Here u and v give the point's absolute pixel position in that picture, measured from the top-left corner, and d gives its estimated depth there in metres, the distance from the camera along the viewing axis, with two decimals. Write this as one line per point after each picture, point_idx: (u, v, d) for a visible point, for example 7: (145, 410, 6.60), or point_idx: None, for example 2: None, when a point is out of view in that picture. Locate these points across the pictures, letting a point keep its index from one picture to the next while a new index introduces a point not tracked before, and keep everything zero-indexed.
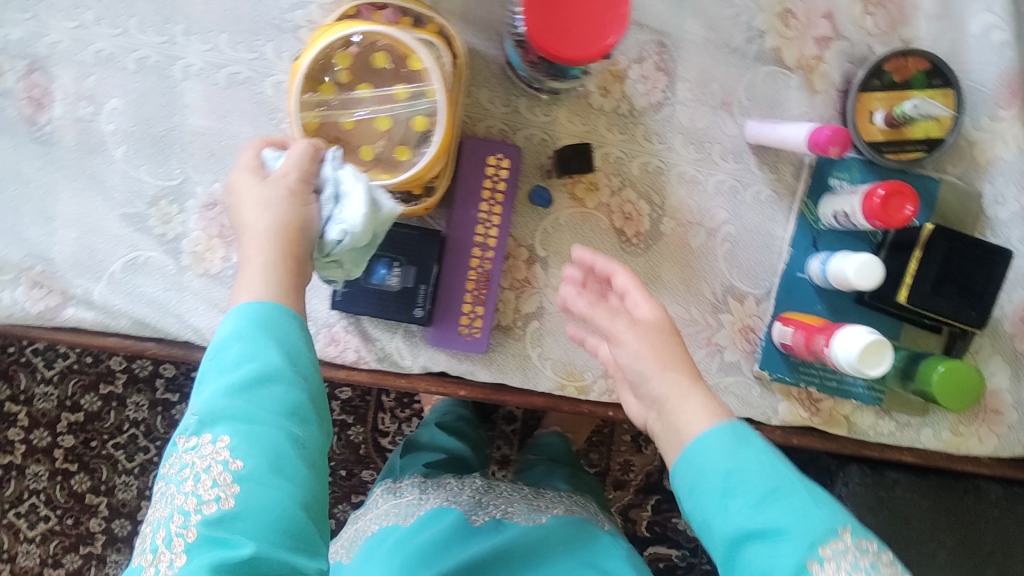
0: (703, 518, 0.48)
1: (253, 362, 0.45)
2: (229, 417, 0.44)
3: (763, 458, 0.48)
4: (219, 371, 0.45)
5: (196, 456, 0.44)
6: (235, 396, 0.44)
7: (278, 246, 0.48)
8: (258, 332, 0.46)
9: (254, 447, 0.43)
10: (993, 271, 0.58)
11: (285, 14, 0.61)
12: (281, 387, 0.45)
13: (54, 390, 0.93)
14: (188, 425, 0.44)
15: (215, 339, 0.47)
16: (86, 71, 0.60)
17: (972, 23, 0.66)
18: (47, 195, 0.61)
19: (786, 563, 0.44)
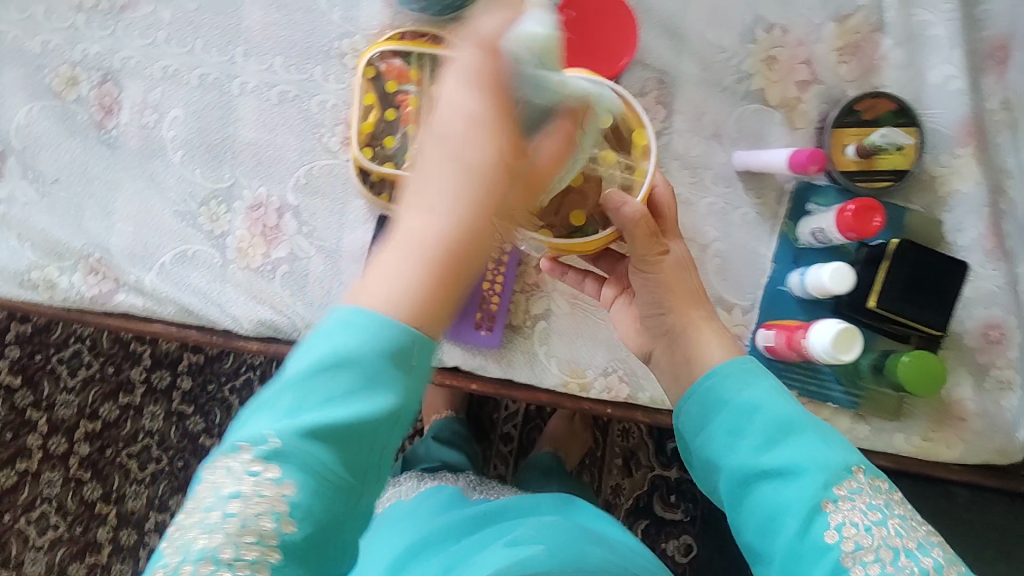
0: (717, 453, 0.56)
1: (365, 398, 0.42)
2: (307, 460, 0.41)
3: (770, 390, 0.56)
4: (321, 397, 0.42)
5: (254, 487, 0.40)
6: (315, 439, 0.41)
7: (482, 223, 0.44)
8: (378, 372, 0.42)
9: (315, 500, 0.41)
10: (952, 279, 0.66)
11: (334, 42, 0.69)
12: (372, 435, 0.42)
13: (76, 398, 0.98)
14: (260, 445, 0.41)
15: (323, 359, 0.42)
16: (154, 84, 0.68)
17: (932, 74, 0.74)
18: (109, 191, 0.68)
19: (804, 495, 0.51)
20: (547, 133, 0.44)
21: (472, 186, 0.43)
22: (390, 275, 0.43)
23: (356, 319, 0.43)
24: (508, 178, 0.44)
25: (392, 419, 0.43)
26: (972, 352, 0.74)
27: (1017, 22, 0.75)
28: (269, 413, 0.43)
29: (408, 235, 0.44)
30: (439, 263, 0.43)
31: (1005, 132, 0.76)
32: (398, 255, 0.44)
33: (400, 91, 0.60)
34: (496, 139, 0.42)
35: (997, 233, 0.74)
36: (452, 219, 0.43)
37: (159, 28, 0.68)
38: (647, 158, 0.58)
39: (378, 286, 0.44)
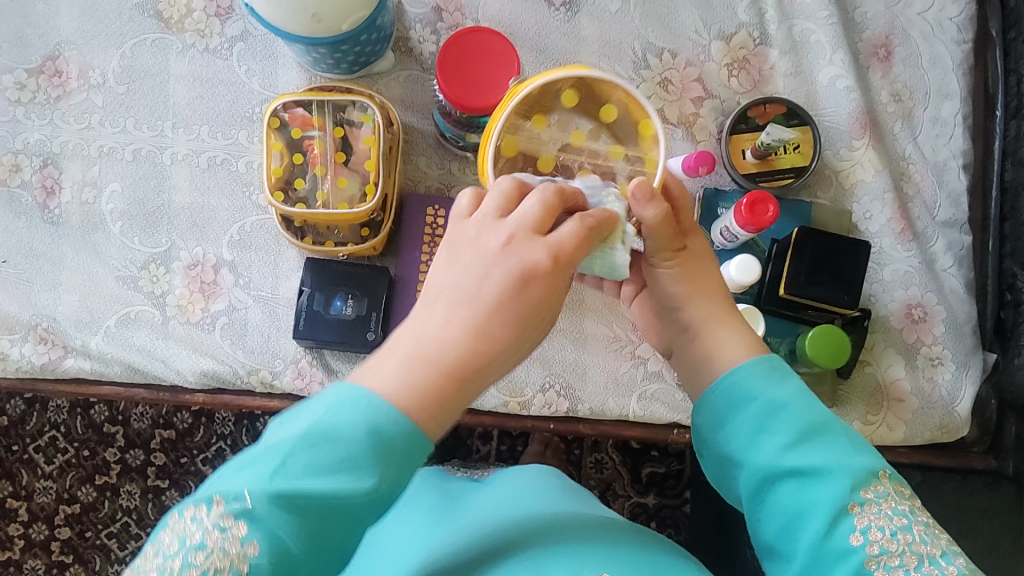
0: (739, 453, 0.54)
1: (346, 477, 0.43)
2: (275, 526, 0.43)
3: (796, 391, 0.53)
4: (303, 468, 0.43)
5: (220, 542, 0.42)
6: (286, 507, 0.43)
7: (474, 299, 0.46)
8: (358, 454, 0.43)
9: (283, 565, 0.43)
10: (857, 260, 0.70)
11: (255, 107, 0.74)
12: (347, 513, 0.43)
13: (53, 484, 1.00)
14: (235, 507, 0.43)
15: (311, 430, 0.44)
16: (91, 163, 0.73)
17: (822, 76, 0.79)
18: (55, 265, 0.72)
19: (823, 500, 0.50)
20: (566, 227, 0.46)
21: (486, 288, 0.46)
22: (397, 363, 0.46)
23: (354, 395, 0.45)
24: (537, 279, 0.46)
25: (372, 501, 0.44)
26: (898, 333, 0.76)
27: (893, 22, 0.80)
28: (250, 470, 0.44)
29: (423, 335, 0.47)
30: (451, 365, 0.46)
31: (898, 121, 0.80)
32: (405, 348, 0.47)
33: (305, 137, 0.66)
34: (508, 253, 0.46)
35: (904, 216, 0.78)
36: (465, 320, 0.46)
37: (93, 112, 0.74)
38: (659, 139, 0.52)
39: (380, 369, 0.46)
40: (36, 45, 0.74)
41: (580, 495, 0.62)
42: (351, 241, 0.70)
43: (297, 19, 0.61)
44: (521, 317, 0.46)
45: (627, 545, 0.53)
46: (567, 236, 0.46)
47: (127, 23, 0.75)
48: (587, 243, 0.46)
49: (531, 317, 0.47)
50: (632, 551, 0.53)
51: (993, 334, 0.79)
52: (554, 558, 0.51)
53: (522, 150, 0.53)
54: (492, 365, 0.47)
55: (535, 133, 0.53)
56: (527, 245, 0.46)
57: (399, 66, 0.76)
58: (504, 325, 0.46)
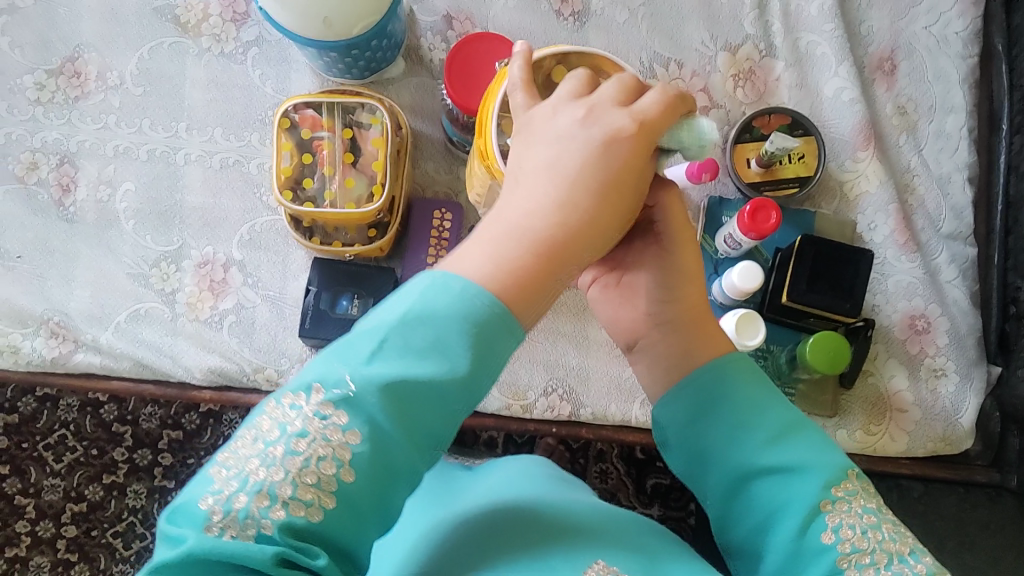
0: (717, 447, 0.53)
1: (440, 362, 0.43)
2: (375, 413, 0.43)
3: (769, 391, 0.54)
4: (400, 350, 0.43)
5: (320, 430, 0.42)
6: (388, 391, 0.43)
7: (568, 178, 0.46)
8: (451, 336, 0.43)
9: (383, 450, 0.43)
10: (857, 268, 0.71)
11: (268, 111, 0.76)
12: (440, 397, 0.43)
13: (61, 482, 1.01)
14: (336, 390, 0.43)
15: (408, 314, 0.44)
16: (107, 162, 0.75)
17: (827, 88, 0.80)
18: (69, 261, 0.74)
19: (800, 497, 0.50)
20: (649, 95, 0.45)
21: (573, 158, 0.46)
22: (489, 249, 0.46)
23: (450, 280, 0.45)
24: (623, 146, 0.45)
25: (462, 387, 0.44)
26: (900, 343, 0.77)
27: (898, 37, 0.81)
28: (345, 356, 0.44)
29: (517, 217, 0.46)
30: (546, 251, 0.46)
31: (902, 134, 0.80)
32: (498, 228, 0.46)
33: (315, 138, 0.67)
34: (588, 119, 0.46)
35: (907, 227, 0.78)
36: (556, 193, 0.46)
37: (110, 113, 0.75)
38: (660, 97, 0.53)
39: (471, 254, 0.46)
40: (58, 47, 0.76)
41: (573, 485, 0.62)
42: (358, 242, 0.71)
43: (309, 23, 0.62)
44: (610, 190, 0.46)
45: (629, 537, 0.54)
46: (648, 104, 0.45)
47: (146, 27, 0.77)
48: (670, 113, 0.45)
49: (622, 196, 0.46)
50: (636, 543, 0.53)
51: (997, 347, 0.79)
52: (552, 547, 0.51)
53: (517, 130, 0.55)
54: (584, 250, 0.47)
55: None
56: (606, 115, 0.46)
57: (409, 73, 0.77)
58: (595, 199, 0.46)
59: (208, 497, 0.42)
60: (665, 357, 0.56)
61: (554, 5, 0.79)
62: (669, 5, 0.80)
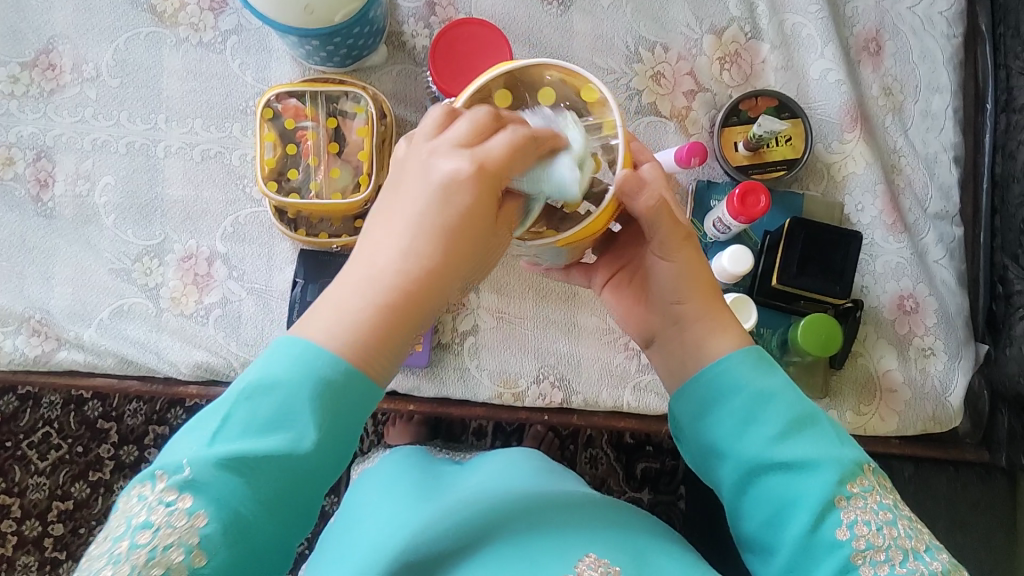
0: (725, 441, 0.53)
1: (287, 434, 0.42)
2: (219, 492, 0.41)
3: (781, 382, 0.54)
4: (242, 426, 0.42)
5: (165, 517, 0.40)
6: (228, 469, 0.41)
7: (427, 225, 0.43)
8: (295, 405, 0.42)
9: (234, 529, 0.41)
10: (848, 251, 0.71)
11: (249, 101, 0.74)
12: (294, 468, 0.42)
13: (46, 481, 1.00)
14: (176, 472, 0.41)
15: (248, 387, 0.43)
16: (85, 156, 0.74)
17: (813, 70, 0.79)
18: (49, 257, 0.73)
19: (812, 494, 0.50)
20: (497, 139, 0.42)
21: (420, 207, 0.43)
22: (337, 312, 0.44)
23: (292, 346, 0.43)
24: (465, 189, 0.42)
25: (320, 453, 0.43)
26: (890, 324, 0.77)
27: (883, 17, 0.80)
28: (190, 439, 0.43)
29: (383, 266, 0.44)
30: (404, 301, 0.44)
31: (888, 115, 0.80)
32: (365, 279, 0.44)
33: (298, 128, 0.66)
34: (441, 160, 0.42)
35: (895, 208, 0.78)
36: (415, 242, 0.43)
37: (87, 105, 0.74)
38: (604, 97, 0.48)
39: (320, 322, 0.44)
40: (30, 39, 0.74)
41: (563, 477, 0.61)
42: (345, 233, 0.70)
43: (290, 10, 0.61)
44: (455, 240, 0.43)
45: (618, 529, 0.53)
46: (495, 148, 0.42)
47: (120, 17, 0.75)
48: (519, 156, 0.42)
49: (475, 244, 0.44)
50: (625, 535, 0.52)
51: (985, 327, 0.80)
52: (540, 544, 0.50)
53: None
54: (444, 295, 0.45)
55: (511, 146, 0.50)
56: (447, 157, 0.42)
57: (393, 60, 0.76)
58: (444, 250, 0.43)
59: None
60: (676, 350, 0.58)
61: None
62: None
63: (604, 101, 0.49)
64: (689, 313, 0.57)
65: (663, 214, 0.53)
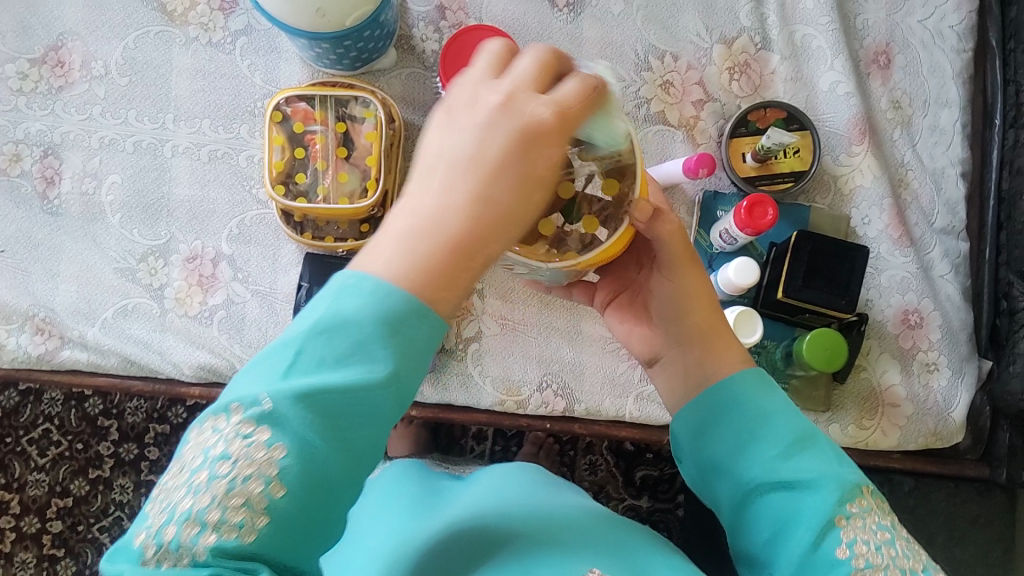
0: (727, 459, 0.54)
1: (361, 366, 0.39)
2: (300, 429, 0.39)
3: (782, 402, 0.54)
4: (319, 359, 0.39)
5: (243, 449, 0.39)
6: (304, 404, 0.39)
7: (480, 173, 0.39)
8: (371, 340, 0.39)
9: (312, 464, 0.39)
10: (854, 263, 0.71)
11: (257, 102, 0.74)
12: (365, 404, 0.39)
13: (46, 476, 1.00)
14: (253, 407, 0.39)
15: (319, 323, 0.39)
16: (92, 154, 0.73)
17: (822, 82, 0.79)
18: (54, 255, 0.73)
19: (813, 511, 0.50)
20: (568, 81, 0.39)
21: (490, 150, 0.39)
22: (403, 247, 0.39)
23: (361, 281, 0.39)
24: (550, 138, 0.39)
25: (397, 388, 0.40)
26: (894, 339, 0.77)
27: (893, 30, 0.80)
28: (262, 370, 0.40)
29: (428, 208, 0.39)
30: (465, 247, 0.39)
31: (896, 129, 0.80)
32: (408, 223, 0.40)
33: (307, 131, 0.66)
34: (496, 97, 0.39)
35: (901, 222, 0.78)
36: (472, 184, 0.39)
37: (94, 103, 0.74)
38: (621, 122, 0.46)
39: (382, 253, 0.40)
40: (40, 35, 0.74)
41: (562, 490, 0.61)
42: (351, 237, 0.71)
43: (302, 13, 0.61)
44: (530, 189, 0.39)
45: (619, 544, 0.52)
46: (568, 91, 0.38)
47: (131, 15, 0.75)
48: (592, 104, 0.39)
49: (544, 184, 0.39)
50: (626, 551, 0.52)
51: (988, 342, 0.80)
52: (542, 559, 0.50)
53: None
54: (504, 245, 0.40)
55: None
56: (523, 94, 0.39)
57: (401, 64, 0.76)
58: (519, 195, 0.39)
59: (140, 534, 0.39)
60: (677, 371, 0.57)
61: None
62: None
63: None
64: (694, 334, 0.57)
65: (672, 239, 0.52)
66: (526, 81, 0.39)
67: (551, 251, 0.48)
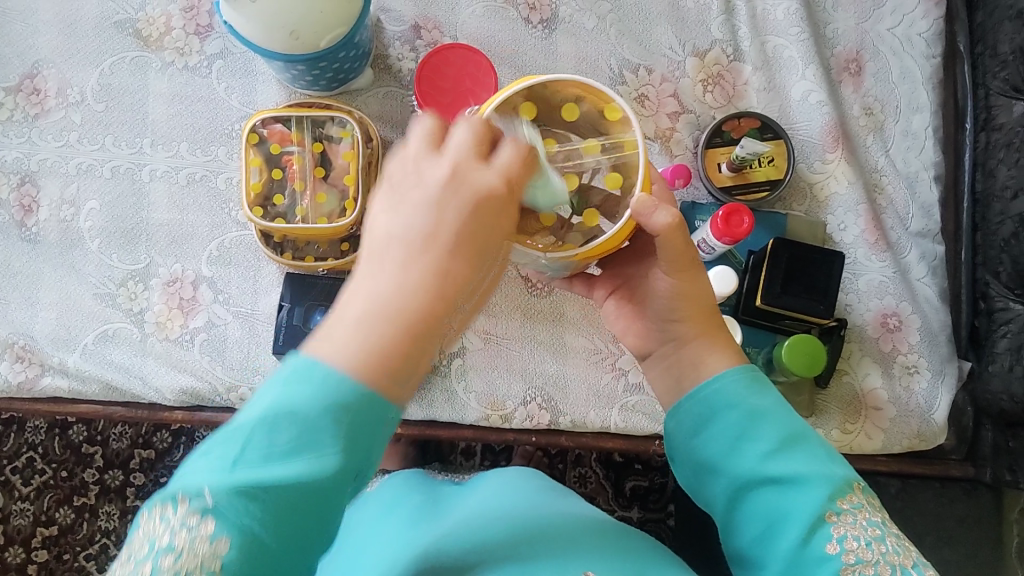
0: (716, 458, 0.54)
1: (305, 456, 0.41)
2: (238, 519, 0.40)
3: (771, 398, 0.54)
4: (263, 450, 0.41)
5: (186, 540, 0.40)
6: (246, 494, 0.40)
7: (421, 255, 0.42)
8: (316, 430, 0.40)
9: (253, 556, 0.40)
10: (831, 269, 0.72)
11: (234, 125, 0.75)
12: (305, 488, 0.41)
13: (30, 506, 0.99)
14: (196, 498, 0.40)
15: (267, 412, 0.41)
16: (69, 180, 0.73)
17: (794, 91, 0.80)
18: (33, 282, 0.72)
19: (803, 507, 0.51)
20: (505, 149, 0.43)
21: (443, 226, 0.41)
22: (355, 332, 0.42)
23: (312, 369, 0.41)
24: (496, 206, 0.42)
25: (341, 476, 0.41)
26: (874, 342, 0.77)
27: (863, 38, 0.81)
28: (207, 462, 0.41)
29: (377, 292, 0.42)
30: (411, 326, 0.42)
31: (870, 135, 0.81)
32: (359, 310, 0.42)
33: (284, 152, 0.67)
34: (438, 171, 0.42)
35: (877, 226, 0.79)
36: (419, 265, 0.42)
37: (71, 129, 0.74)
38: (627, 118, 0.48)
39: (333, 340, 0.42)
40: (15, 63, 0.74)
41: (563, 495, 0.61)
42: (331, 256, 0.70)
43: (275, 36, 0.61)
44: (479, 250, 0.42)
45: (618, 547, 0.53)
46: (508, 156, 0.43)
47: (106, 42, 0.75)
48: (528, 166, 0.43)
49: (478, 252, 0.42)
50: (625, 552, 0.52)
51: (968, 342, 0.78)
52: (539, 559, 0.50)
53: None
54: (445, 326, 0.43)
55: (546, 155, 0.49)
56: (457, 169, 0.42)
57: (378, 83, 0.76)
58: (466, 267, 0.42)
59: None
60: (670, 370, 0.58)
61: (522, 12, 0.79)
62: (637, 11, 0.80)
63: (625, 120, 0.49)
64: (687, 334, 0.57)
65: (674, 242, 0.50)
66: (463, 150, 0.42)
67: (551, 242, 0.50)
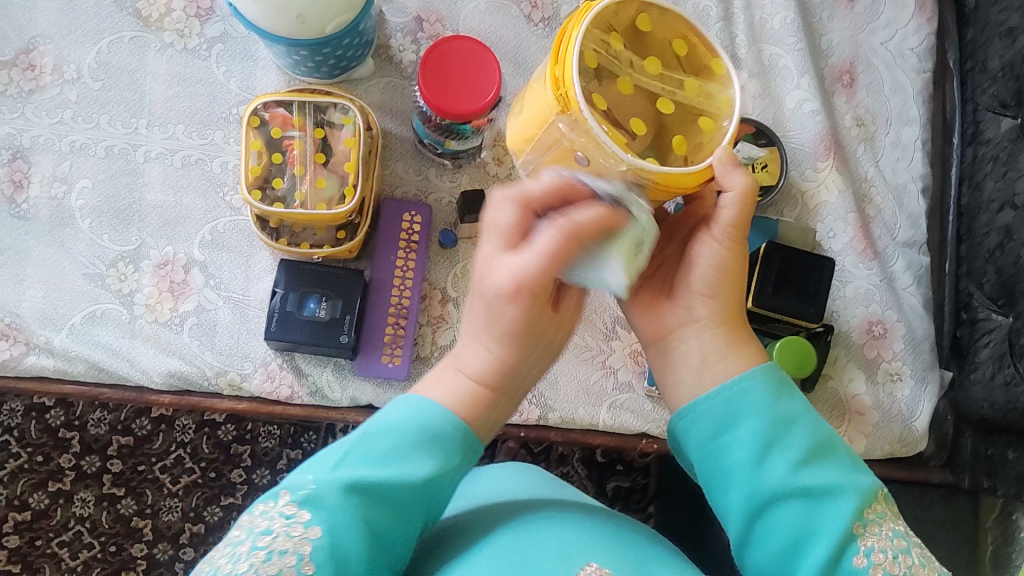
0: (740, 466, 0.54)
1: (401, 468, 0.51)
2: (337, 511, 0.50)
3: (797, 406, 0.55)
4: (365, 457, 0.52)
5: (285, 527, 0.49)
6: (350, 493, 0.50)
7: (482, 325, 0.54)
8: (412, 444, 0.52)
9: (341, 542, 0.49)
10: (821, 274, 0.73)
11: (233, 109, 0.74)
12: (402, 498, 0.51)
13: (3, 490, 0.97)
14: (300, 491, 0.50)
15: (368, 430, 0.53)
16: (62, 158, 0.73)
17: (789, 99, 0.81)
18: (21, 260, 0.71)
19: (834, 521, 0.52)
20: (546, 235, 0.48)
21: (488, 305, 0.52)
22: (445, 384, 0.55)
23: (412, 402, 0.54)
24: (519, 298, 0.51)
25: (426, 489, 0.52)
26: (859, 348, 0.79)
27: (857, 50, 0.83)
28: (315, 469, 0.52)
29: (464, 355, 0.55)
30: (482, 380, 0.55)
31: (861, 145, 0.83)
32: (453, 370, 0.55)
33: (284, 137, 0.66)
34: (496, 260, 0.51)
35: (866, 235, 0.80)
36: (478, 338, 0.55)
37: (66, 107, 0.73)
38: (728, 71, 0.48)
39: (433, 387, 0.55)
40: (11, 38, 0.73)
41: (559, 486, 0.61)
42: (327, 243, 0.70)
43: (281, 20, 0.61)
44: (512, 335, 0.53)
45: (623, 537, 0.53)
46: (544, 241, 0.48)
47: (104, 20, 0.74)
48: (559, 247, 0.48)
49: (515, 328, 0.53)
50: (626, 541, 0.52)
51: (951, 352, 0.80)
52: (544, 540, 0.50)
53: (602, 63, 0.48)
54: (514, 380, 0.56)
55: (645, 71, 0.49)
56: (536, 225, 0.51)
57: (378, 73, 0.76)
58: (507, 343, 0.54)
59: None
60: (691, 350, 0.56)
61: (524, 9, 0.79)
62: None
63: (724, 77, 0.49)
64: (712, 315, 0.56)
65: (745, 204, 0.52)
66: (539, 198, 0.50)
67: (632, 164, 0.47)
